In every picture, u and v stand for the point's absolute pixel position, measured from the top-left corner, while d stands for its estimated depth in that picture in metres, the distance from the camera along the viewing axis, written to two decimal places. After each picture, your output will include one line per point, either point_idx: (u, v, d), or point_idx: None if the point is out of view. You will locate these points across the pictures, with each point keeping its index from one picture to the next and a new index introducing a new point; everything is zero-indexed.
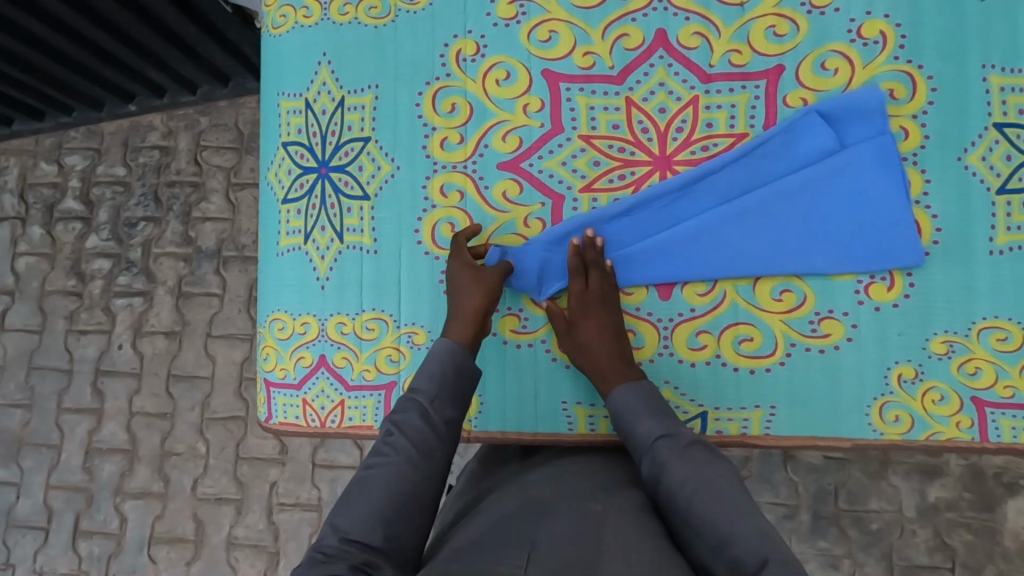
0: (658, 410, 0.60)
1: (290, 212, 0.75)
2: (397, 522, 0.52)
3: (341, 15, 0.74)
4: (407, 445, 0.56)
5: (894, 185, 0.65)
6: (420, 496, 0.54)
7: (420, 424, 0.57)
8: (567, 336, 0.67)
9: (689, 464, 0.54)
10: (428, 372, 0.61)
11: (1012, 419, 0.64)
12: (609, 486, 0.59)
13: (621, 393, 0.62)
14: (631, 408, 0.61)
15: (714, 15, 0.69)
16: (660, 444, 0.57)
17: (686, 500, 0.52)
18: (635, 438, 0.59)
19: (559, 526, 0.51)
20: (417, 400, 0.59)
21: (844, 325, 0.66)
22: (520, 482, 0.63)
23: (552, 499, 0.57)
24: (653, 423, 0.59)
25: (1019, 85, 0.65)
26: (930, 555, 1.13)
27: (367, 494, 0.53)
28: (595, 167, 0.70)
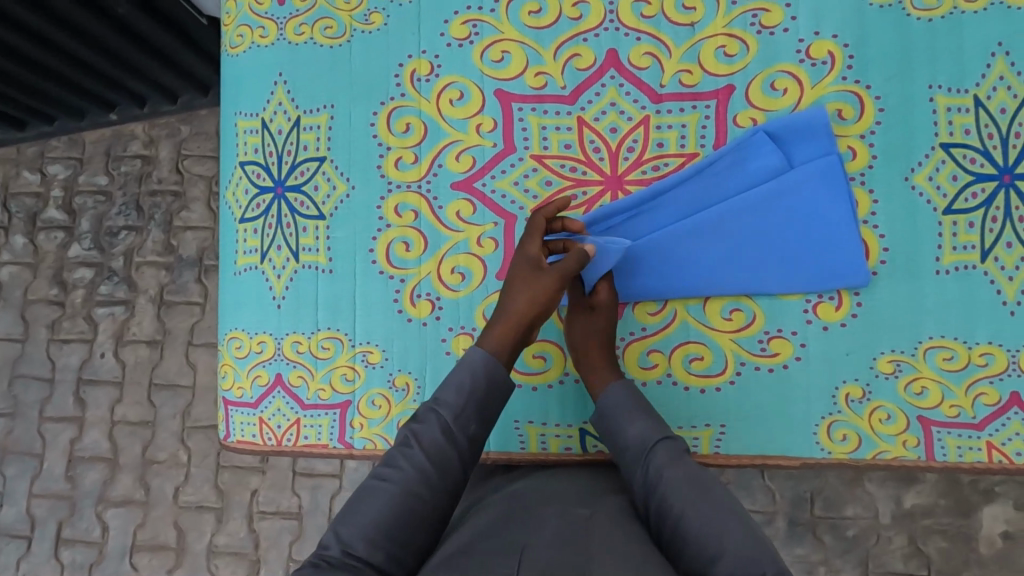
0: (648, 411, 0.62)
1: (246, 231, 0.75)
2: (399, 532, 0.53)
3: (296, 35, 0.75)
4: (421, 458, 0.56)
5: (841, 206, 0.66)
6: (422, 509, 0.55)
7: (437, 437, 0.57)
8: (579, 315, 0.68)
9: (683, 469, 0.56)
10: (457, 383, 0.60)
11: (958, 438, 0.64)
12: (593, 494, 0.62)
13: (615, 391, 0.63)
14: (624, 407, 0.62)
15: (664, 35, 0.69)
16: (655, 447, 0.58)
17: (681, 506, 0.54)
18: (627, 440, 0.60)
19: (547, 531, 0.53)
20: (438, 411, 0.59)
21: (792, 344, 0.67)
22: (508, 488, 0.65)
23: (536, 504, 0.59)
24: (646, 424, 0.60)
25: (965, 105, 0.65)
26: (905, 561, 1.13)
27: (373, 503, 0.54)
28: (547, 187, 0.70)
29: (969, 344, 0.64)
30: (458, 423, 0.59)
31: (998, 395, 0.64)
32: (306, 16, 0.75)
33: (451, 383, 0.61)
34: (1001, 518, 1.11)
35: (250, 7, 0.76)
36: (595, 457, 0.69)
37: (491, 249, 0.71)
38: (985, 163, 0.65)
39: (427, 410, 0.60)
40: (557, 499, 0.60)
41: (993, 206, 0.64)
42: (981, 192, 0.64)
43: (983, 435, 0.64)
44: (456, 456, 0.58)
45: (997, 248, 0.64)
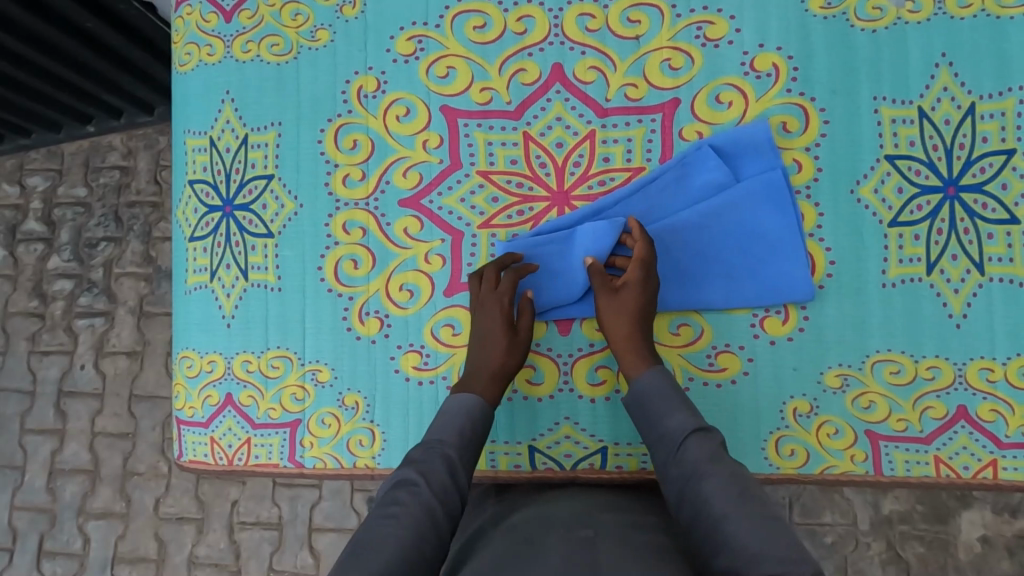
0: (688, 405, 0.59)
1: (196, 250, 0.75)
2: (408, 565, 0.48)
3: (243, 53, 0.74)
4: (432, 494, 0.54)
5: (783, 221, 0.65)
6: (427, 551, 0.50)
7: (444, 474, 0.56)
8: (610, 296, 0.65)
9: (723, 466, 0.53)
10: (457, 427, 0.61)
11: (906, 453, 0.64)
12: (591, 511, 0.60)
13: (648, 377, 0.61)
14: (663, 396, 0.59)
15: (610, 49, 0.69)
16: (693, 438, 0.55)
17: (721, 501, 0.50)
18: (665, 428, 0.57)
19: (553, 559, 0.51)
20: (443, 449, 0.58)
21: (740, 359, 0.66)
22: (507, 517, 0.62)
23: (538, 533, 0.56)
24: (685, 416, 0.58)
25: (909, 117, 0.65)
26: (883, 567, 1.12)
27: (380, 540, 0.49)
28: (493, 204, 0.70)
29: (916, 357, 0.64)
30: (462, 466, 0.58)
31: (945, 409, 0.63)
32: (253, 34, 0.74)
33: (444, 425, 0.61)
34: (978, 523, 1.11)
35: (198, 25, 0.76)
36: (545, 474, 0.68)
37: (438, 266, 0.71)
38: (930, 175, 0.64)
39: (429, 449, 0.58)
40: (557, 525, 0.57)
41: (938, 218, 0.64)
42: (926, 204, 0.64)
43: (931, 449, 0.64)
44: (460, 500, 0.56)
45: (943, 261, 0.64)
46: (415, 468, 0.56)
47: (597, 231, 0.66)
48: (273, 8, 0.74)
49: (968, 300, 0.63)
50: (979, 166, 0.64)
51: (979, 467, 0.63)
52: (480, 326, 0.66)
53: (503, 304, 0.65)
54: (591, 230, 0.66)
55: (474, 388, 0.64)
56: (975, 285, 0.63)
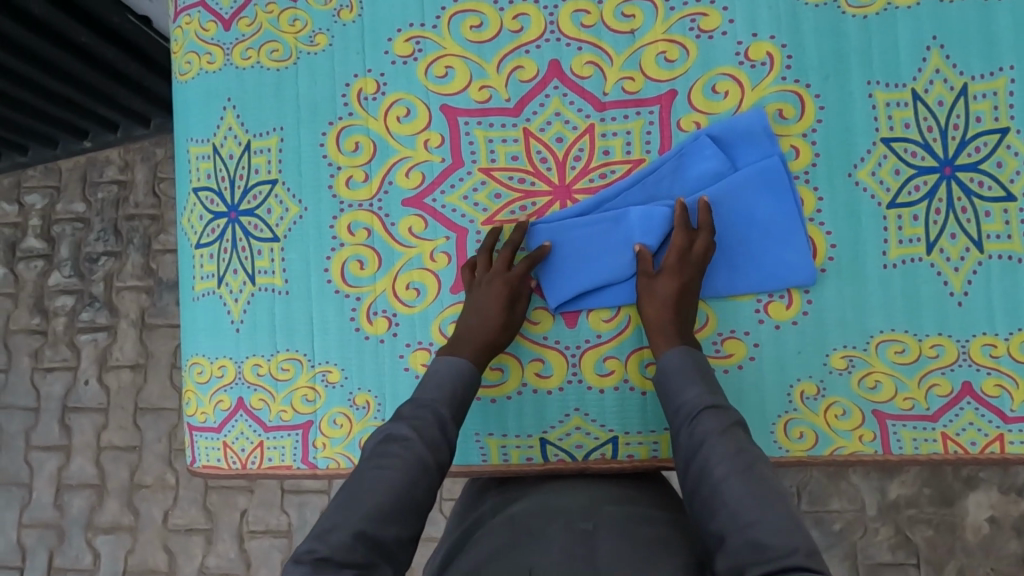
0: (709, 381, 0.59)
1: (202, 257, 0.75)
2: (396, 513, 0.53)
3: (243, 60, 0.75)
4: (421, 448, 0.57)
5: (783, 207, 0.66)
6: (414, 502, 0.54)
7: (433, 429, 0.59)
8: (649, 276, 0.66)
9: (734, 440, 0.54)
10: (449, 388, 0.63)
11: (914, 431, 0.65)
12: (596, 504, 0.61)
13: (672, 355, 0.61)
14: (683, 372, 0.60)
15: (605, 44, 0.70)
16: (709, 413, 0.56)
17: (724, 473, 0.52)
18: (681, 399, 0.58)
19: (553, 549, 0.52)
20: (434, 409, 0.61)
21: (746, 345, 0.67)
22: (509, 505, 0.64)
23: (539, 523, 0.57)
24: (703, 391, 0.58)
25: (903, 100, 0.66)
26: (893, 552, 1.13)
27: (370, 490, 0.53)
28: (496, 200, 0.71)
29: (919, 336, 0.65)
30: (452, 422, 0.61)
31: (950, 386, 0.64)
32: (252, 41, 0.75)
33: (434, 385, 0.63)
34: (985, 504, 1.11)
35: (196, 34, 0.76)
36: (557, 466, 0.69)
37: (444, 264, 0.71)
38: (926, 156, 0.65)
39: (420, 407, 0.61)
40: (560, 514, 0.59)
41: (935, 198, 0.65)
42: (923, 185, 0.65)
43: (937, 426, 0.64)
44: (449, 451, 0.60)
45: (942, 240, 0.65)
46: (406, 423, 0.59)
47: (649, 215, 0.67)
48: (271, 14, 0.75)
49: (969, 278, 0.64)
50: (974, 145, 0.65)
51: (986, 442, 0.64)
52: (478, 298, 0.67)
53: (510, 281, 0.67)
54: (643, 212, 0.67)
55: (462, 353, 0.66)
56: (974, 263, 0.64)
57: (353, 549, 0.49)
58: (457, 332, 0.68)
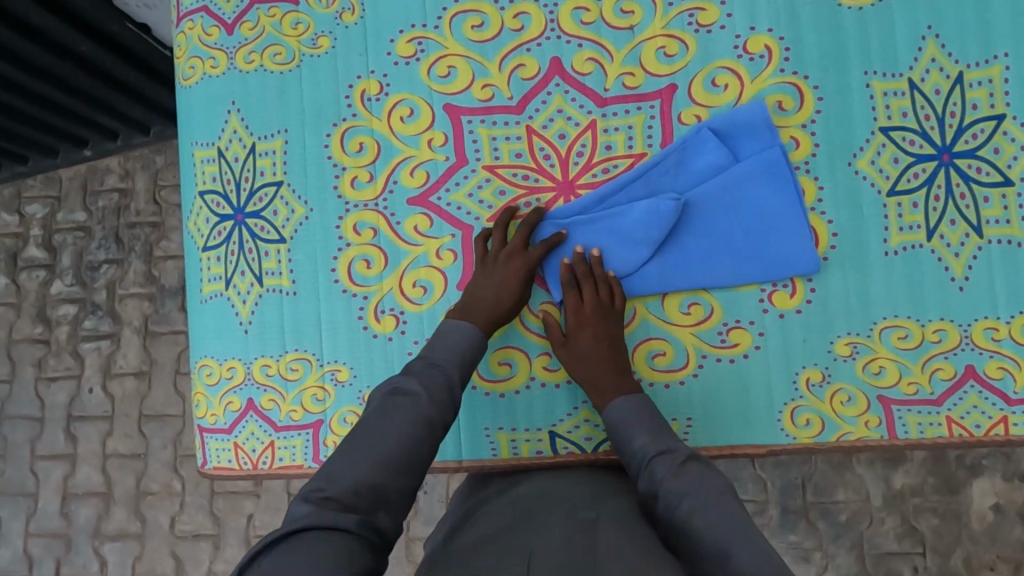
0: (654, 424, 0.63)
1: (209, 259, 0.76)
2: (397, 463, 0.55)
3: (247, 63, 0.76)
4: (429, 407, 0.59)
5: (785, 196, 0.67)
6: (416, 459, 0.57)
7: (441, 389, 0.62)
8: (563, 346, 0.68)
9: (688, 477, 0.57)
10: (459, 351, 0.65)
11: (919, 415, 0.65)
12: (597, 495, 0.61)
13: (616, 406, 0.64)
14: (629, 422, 0.63)
15: (605, 40, 0.71)
16: (659, 458, 0.59)
17: (689, 509, 0.54)
18: (633, 451, 0.62)
19: (554, 535, 0.53)
20: (444, 371, 0.63)
21: (751, 334, 0.68)
22: (512, 488, 0.66)
23: (542, 509, 0.59)
24: (650, 437, 0.61)
25: (900, 89, 0.67)
26: (899, 541, 1.13)
27: (375, 440, 0.56)
28: (500, 197, 0.72)
29: (922, 322, 0.65)
30: (459, 384, 0.64)
31: (954, 369, 0.65)
32: (255, 44, 0.76)
33: (444, 347, 0.65)
34: (990, 491, 1.12)
35: (199, 39, 0.77)
36: (567, 459, 0.70)
37: (450, 261, 0.72)
38: (924, 144, 0.66)
39: (430, 367, 0.63)
40: (562, 503, 0.60)
41: (935, 185, 0.66)
42: (922, 172, 0.66)
43: (942, 411, 0.65)
44: (453, 411, 0.62)
45: (942, 226, 0.66)
46: (416, 381, 0.61)
47: (653, 209, 0.67)
48: (273, 18, 0.75)
49: (969, 264, 0.65)
50: (972, 132, 0.66)
51: (991, 424, 0.65)
52: (496, 273, 0.68)
53: (530, 263, 0.68)
54: (646, 209, 0.67)
55: (474, 320, 0.67)
56: (974, 248, 0.65)
57: (357, 496, 0.52)
58: (463, 298, 0.69)
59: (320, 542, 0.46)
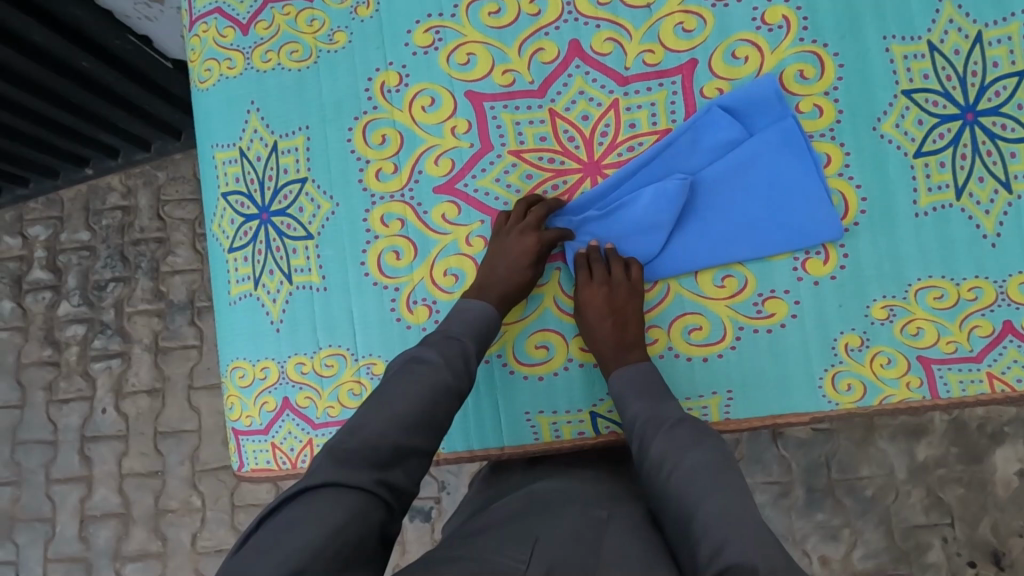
0: (653, 393, 0.64)
1: (237, 260, 0.75)
2: (416, 420, 0.56)
3: (263, 62, 0.76)
4: (446, 373, 0.60)
5: (805, 165, 0.67)
6: (437, 416, 0.58)
7: (457, 357, 0.62)
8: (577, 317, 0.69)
9: (678, 447, 0.59)
10: (476, 326, 0.65)
11: (959, 373, 0.66)
12: (612, 497, 0.61)
13: (615, 374, 0.66)
14: (625, 389, 0.65)
15: (623, 20, 0.71)
16: (650, 427, 0.61)
17: (672, 482, 0.57)
18: (628, 418, 0.64)
19: (562, 527, 0.53)
20: (461, 343, 0.63)
21: (787, 303, 0.68)
22: (532, 483, 0.65)
23: (557, 501, 0.59)
24: (644, 406, 0.63)
25: (920, 52, 0.67)
26: (926, 513, 1.13)
27: (393, 400, 0.56)
28: (528, 180, 0.72)
29: (957, 281, 0.66)
30: (476, 357, 0.64)
31: (991, 326, 0.65)
32: (271, 43, 0.76)
33: (461, 319, 0.65)
34: (1014, 458, 1.12)
35: (215, 41, 0.77)
36: (610, 438, 0.70)
37: (480, 247, 0.72)
38: (947, 105, 0.67)
39: (447, 339, 0.63)
40: (577, 499, 0.59)
41: (960, 144, 0.66)
42: (947, 132, 0.67)
43: (982, 367, 0.65)
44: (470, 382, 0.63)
45: (970, 184, 0.66)
46: (435, 350, 0.61)
47: (660, 192, 0.68)
48: (288, 16, 0.75)
49: (1000, 220, 0.66)
50: (994, 90, 0.66)
51: None
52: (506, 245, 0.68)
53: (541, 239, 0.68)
54: (654, 191, 0.68)
55: (489, 295, 0.67)
56: (1004, 204, 0.66)
57: (377, 449, 0.53)
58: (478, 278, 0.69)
59: (334, 498, 0.48)
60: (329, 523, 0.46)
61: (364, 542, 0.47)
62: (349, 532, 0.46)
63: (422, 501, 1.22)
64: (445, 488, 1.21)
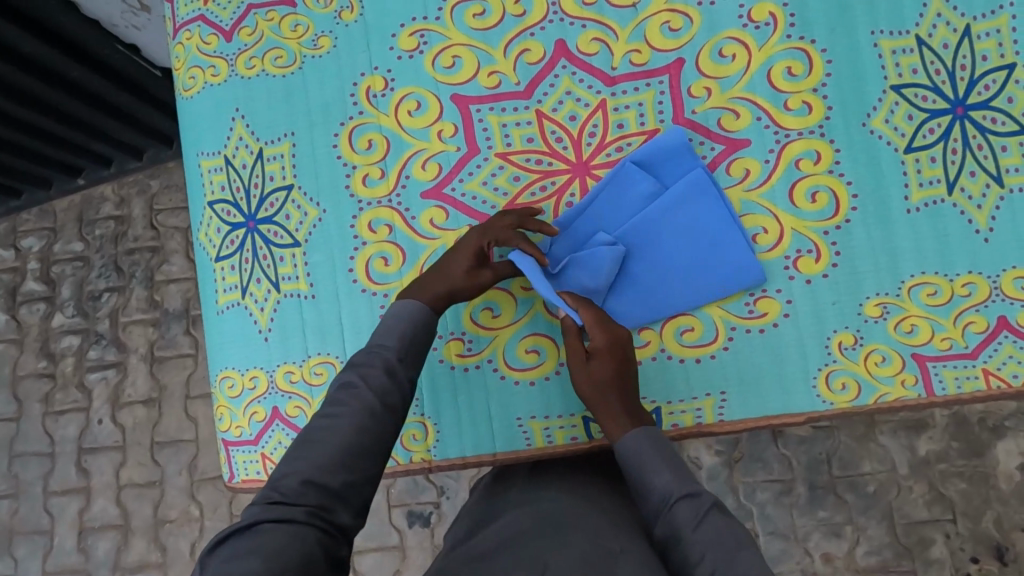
0: (673, 461, 0.58)
1: (224, 269, 0.75)
2: (350, 449, 0.53)
3: (248, 69, 0.75)
4: (368, 395, 0.57)
5: (720, 212, 0.67)
6: (369, 443, 0.55)
7: (383, 377, 0.59)
8: (582, 362, 0.64)
9: (710, 528, 0.53)
10: (399, 331, 0.63)
11: (955, 370, 0.65)
12: (617, 522, 0.59)
13: (631, 438, 0.60)
14: (647, 457, 0.59)
15: (609, 20, 0.70)
16: (677, 503, 0.55)
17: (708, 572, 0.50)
18: (649, 489, 0.57)
19: (572, 559, 0.51)
20: (384, 353, 0.61)
21: (779, 303, 0.67)
22: (540, 498, 0.64)
23: (569, 524, 0.57)
24: (670, 478, 0.57)
25: (908, 46, 0.67)
26: (929, 509, 1.12)
27: (325, 435, 0.54)
28: (515, 183, 0.71)
29: (951, 277, 0.65)
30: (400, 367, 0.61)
31: (986, 322, 0.64)
32: (255, 49, 0.75)
33: None
34: (1015, 451, 1.11)
35: (198, 48, 0.76)
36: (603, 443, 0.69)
37: None
38: (937, 99, 0.66)
39: (370, 352, 0.61)
40: (588, 523, 0.58)
41: (951, 138, 0.66)
42: (938, 127, 0.66)
43: (978, 363, 0.65)
44: (400, 397, 0.59)
45: (962, 179, 0.65)
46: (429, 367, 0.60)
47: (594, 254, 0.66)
48: (272, 22, 0.75)
49: (993, 214, 0.65)
50: (984, 83, 0.66)
51: None
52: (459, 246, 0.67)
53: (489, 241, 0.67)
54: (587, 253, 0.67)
55: None
56: (996, 199, 0.65)
57: (306, 489, 0.50)
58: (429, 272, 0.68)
59: (270, 531, 0.47)
60: (268, 550, 0.46)
61: (313, 561, 0.47)
62: (289, 554, 0.46)
63: (422, 506, 1.21)
64: (445, 492, 1.20)
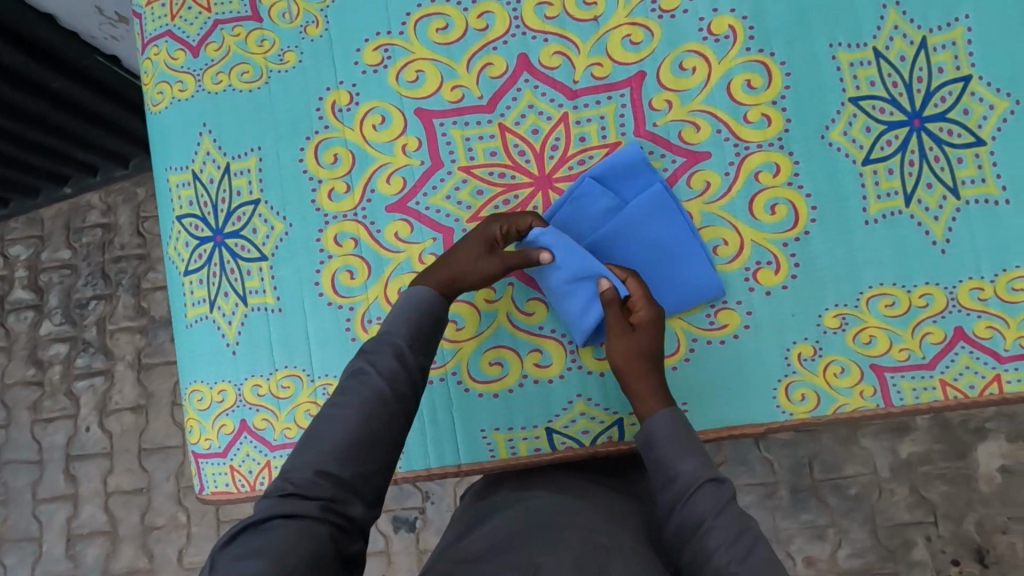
0: (696, 449, 0.57)
1: (192, 283, 0.75)
2: (360, 439, 0.53)
3: (214, 84, 0.76)
4: (378, 381, 0.56)
5: (680, 228, 0.68)
6: (378, 432, 0.54)
7: (393, 363, 0.58)
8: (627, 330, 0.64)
9: (730, 521, 0.52)
10: (405, 318, 0.61)
11: (912, 380, 0.65)
12: (618, 519, 0.58)
13: (658, 420, 0.59)
14: (673, 440, 0.58)
15: (570, 33, 0.71)
16: (701, 490, 0.54)
17: (723, 562, 0.50)
18: (672, 472, 0.56)
19: (565, 558, 0.49)
20: (393, 341, 0.59)
21: (740, 314, 0.68)
22: (530, 499, 0.62)
23: (562, 522, 0.55)
24: (696, 464, 0.56)
25: (865, 59, 0.67)
26: (911, 511, 1.12)
27: (333, 426, 0.53)
28: (478, 196, 0.71)
29: (908, 287, 0.65)
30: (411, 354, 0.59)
31: (943, 332, 0.65)
32: (222, 64, 0.76)
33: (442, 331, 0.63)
34: (996, 453, 1.11)
35: (166, 64, 0.77)
36: (567, 453, 0.69)
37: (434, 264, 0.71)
38: (894, 111, 0.66)
39: (380, 339, 0.60)
40: (582, 521, 0.56)
41: (908, 150, 0.66)
42: (895, 139, 0.66)
43: (936, 373, 0.65)
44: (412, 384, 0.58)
45: (919, 191, 0.66)
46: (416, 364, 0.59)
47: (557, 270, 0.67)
48: (238, 38, 0.75)
49: (949, 225, 0.66)
50: (940, 96, 0.66)
51: (984, 383, 0.65)
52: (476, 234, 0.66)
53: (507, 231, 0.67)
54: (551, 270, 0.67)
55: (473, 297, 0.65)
56: (952, 211, 0.66)
57: (317, 483, 0.50)
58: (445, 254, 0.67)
59: (282, 528, 0.47)
60: (275, 549, 0.45)
61: (322, 558, 0.46)
62: (295, 554, 0.45)
63: (406, 511, 1.21)
64: (429, 497, 1.21)
